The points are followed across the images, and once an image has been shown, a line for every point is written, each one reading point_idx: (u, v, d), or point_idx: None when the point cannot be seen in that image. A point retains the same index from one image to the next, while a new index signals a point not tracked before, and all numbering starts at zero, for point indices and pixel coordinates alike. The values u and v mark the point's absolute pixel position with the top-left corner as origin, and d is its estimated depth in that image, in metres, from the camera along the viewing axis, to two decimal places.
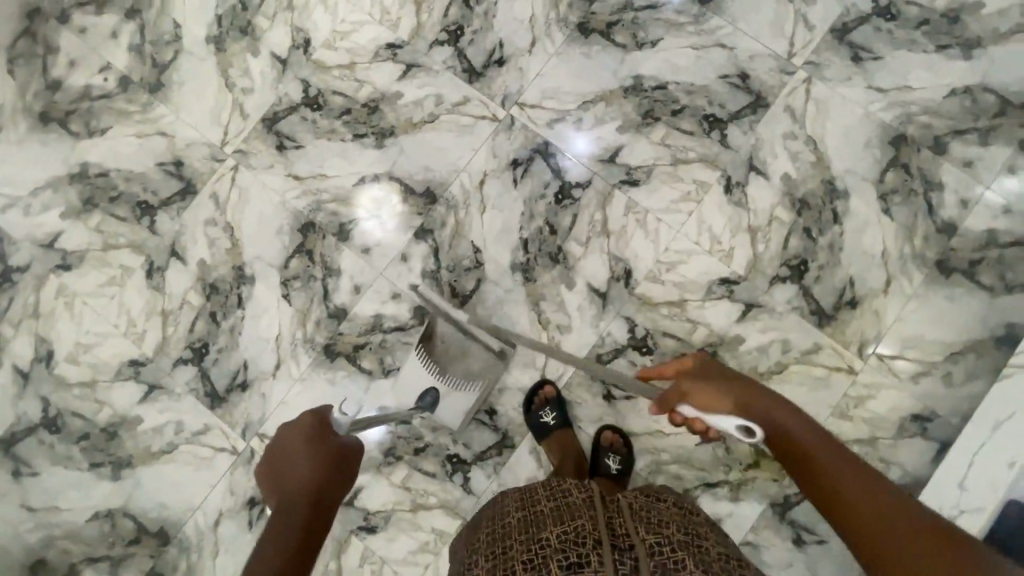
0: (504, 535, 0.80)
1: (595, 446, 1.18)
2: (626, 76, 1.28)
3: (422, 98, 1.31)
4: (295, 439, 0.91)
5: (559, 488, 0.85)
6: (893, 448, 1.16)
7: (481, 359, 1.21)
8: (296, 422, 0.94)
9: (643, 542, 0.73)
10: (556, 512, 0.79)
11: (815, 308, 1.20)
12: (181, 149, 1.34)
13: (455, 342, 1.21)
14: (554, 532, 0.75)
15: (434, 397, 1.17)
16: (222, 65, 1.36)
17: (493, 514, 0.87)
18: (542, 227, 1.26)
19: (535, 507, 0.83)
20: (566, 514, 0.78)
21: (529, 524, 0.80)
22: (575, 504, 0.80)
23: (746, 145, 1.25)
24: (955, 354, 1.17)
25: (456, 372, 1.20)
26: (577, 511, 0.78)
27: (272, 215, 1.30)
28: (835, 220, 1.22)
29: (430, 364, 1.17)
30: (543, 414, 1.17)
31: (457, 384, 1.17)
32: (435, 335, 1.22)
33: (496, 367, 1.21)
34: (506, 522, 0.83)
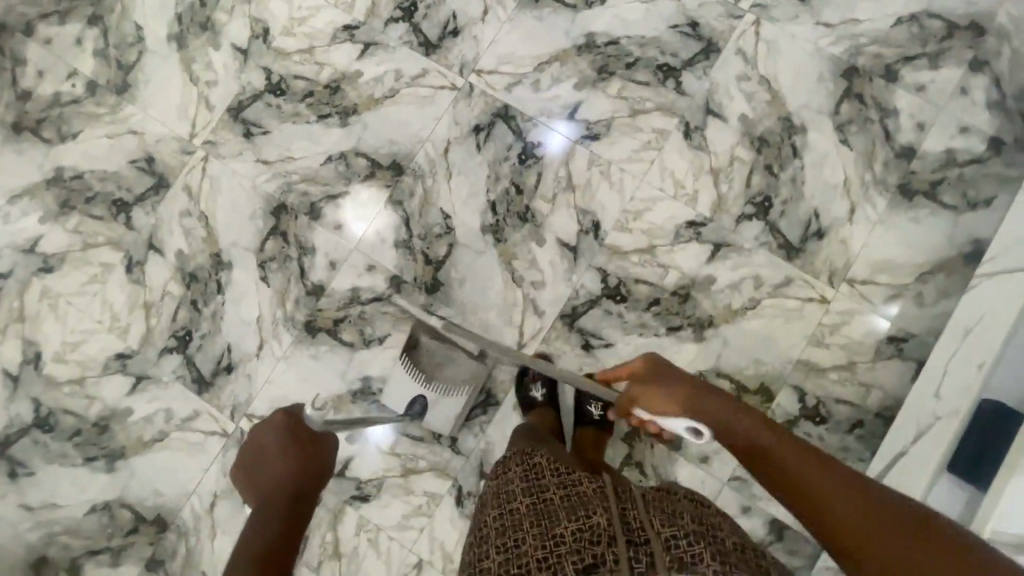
0: (515, 526, 0.75)
1: (577, 394, 1.19)
2: (578, 35, 1.30)
3: (382, 75, 1.34)
4: (266, 437, 0.84)
5: (570, 477, 0.78)
6: (871, 372, 1.16)
7: (467, 366, 1.19)
8: (266, 421, 0.87)
9: (660, 536, 0.67)
10: (569, 504, 0.73)
11: (783, 242, 1.21)
12: (152, 145, 1.36)
13: (439, 348, 1.19)
14: (570, 528, 0.69)
15: (422, 406, 1.18)
16: (186, 62, 1.39)
17: (497, 497, 0.82)
18: (508, 188, 1.28)
19: (544, 497, 0.77)
20: (579, 506, 0.72)
21: (542, 514, 0.74)
22: (587, 495, 0.74)
23: (701, 90, 1.27)
24: (925, 274, 1.17)
25: (442, 380, 1.20)
26: (591, 504, 0.72)
27: (245, 200, 1.32)
28: (795, 154, 1.23)
29: (415, 374, 1.18)
30: (532, 390, 1.17)
31: (442, 394, 1.18)
32: (418, 341, 1.19)
33: (482, 374, 1.19)
34: (513, 509, 0.77)
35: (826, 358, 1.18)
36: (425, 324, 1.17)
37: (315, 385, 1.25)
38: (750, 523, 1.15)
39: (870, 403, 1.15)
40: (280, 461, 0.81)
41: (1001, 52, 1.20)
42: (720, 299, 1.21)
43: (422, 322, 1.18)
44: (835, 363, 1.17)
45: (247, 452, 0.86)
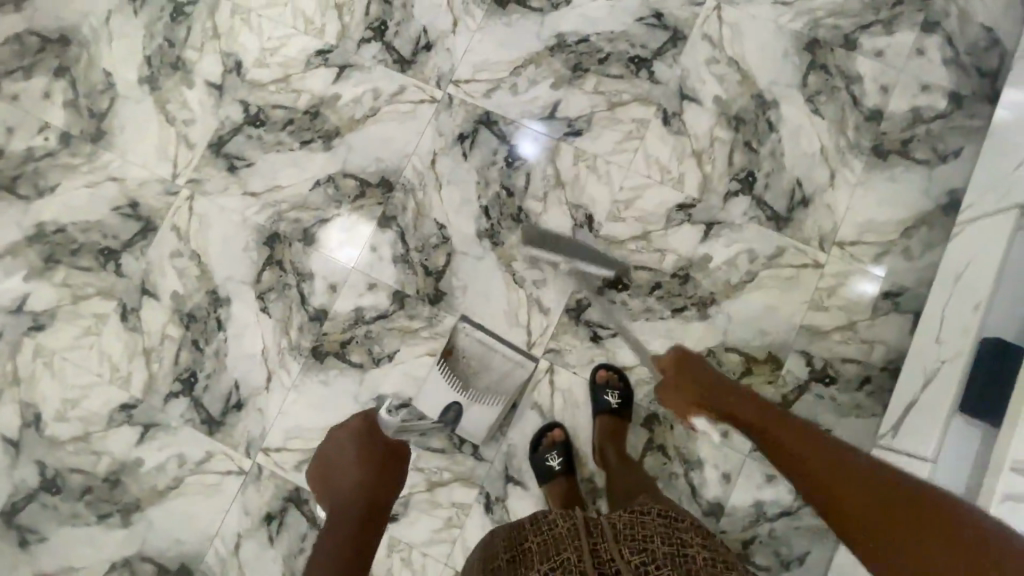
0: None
1: (591, 385, 1.20)
2: (549, 36, 1.33)
3: (360, 95, 1.35)
4: (346, 445, 0.79)
5: (545, 518, 0.77)
6: (871, 328, 1.20)
7: (507, 372, 1.24)
8: (341, 427, 0.84)
9: (630, 566, 0.67)
10: (542, 545, 0.73)
11: (771, 214, 1.25)
12: (134, 190, 1.35)
13: (479, 354, 1.24)
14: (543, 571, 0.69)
15: (458, 410, 1.19)
16: (160, 103, 1.38)
17: (485, 551, 0.80)
18: (499, 192, 1.29)
19: (522, 542, 0.76)
20: (553, 547, 0.72)
21: (523, 560, 0.73)
22: (560, 533, 0.73)
23: (673, 77, 1.30)
24: (908, 229, 1.22)
25: (477, 387, 1.22)
26: (564, 544, 0.71)
27: (236, 234, 1.31)
28: (771, 129, 1.27)
29: (452, 379, 1.20)
30: (549, 457, 1.16)
31: (479, 400, 1.19)
32: (455, 349, 1.25)
33: (520, 380, 1.23)
34: (497, 561, 0.76)
35: (827, 320, 1.21)
36: (470, 328, 1.24)
37: (330, 410, 1.24)
38: (778, 492, 1.16)
39: (875, 358, 1.19)
40: (351, 478, 0.74)
41: (949, 12, 1.27)
42: (719, 275, 1.24)
43: (465, 327, 1.24)
44: (836, 324, 1.21)
45: (323, 460, 0.80)
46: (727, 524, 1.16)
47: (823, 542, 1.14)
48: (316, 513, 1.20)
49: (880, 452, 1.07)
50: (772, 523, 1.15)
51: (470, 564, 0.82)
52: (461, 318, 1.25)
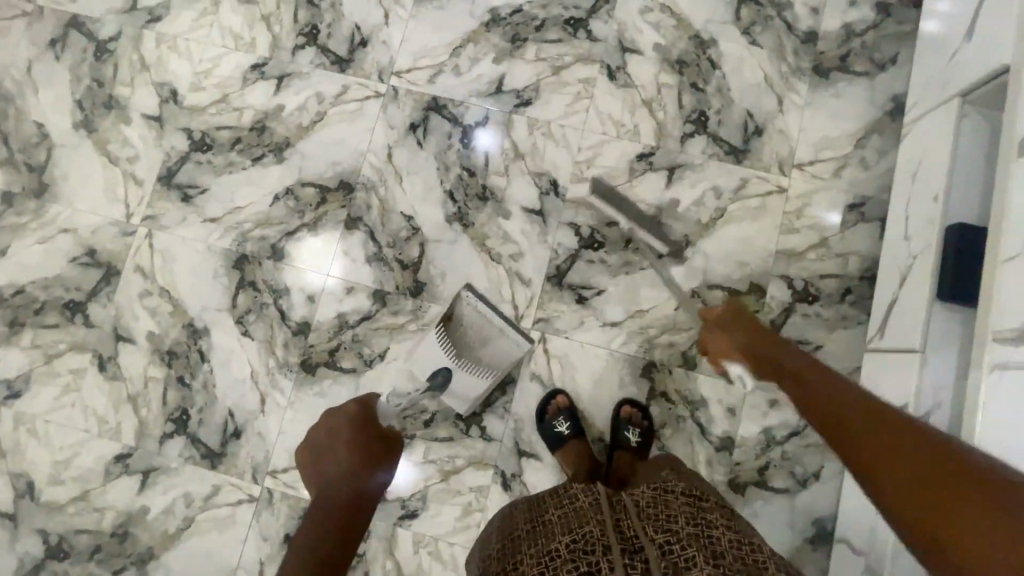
0: (518, 546, 0.75)
1: (615, 417, 1.17)
2: (482, 13, 1.33)
3: (304, 102, 1.33)
4: (337, 425, 0.80)
5: (567, 493, 0.78)
6: (843, 241, 1.23)
7: (504, 350, 1.16)
8: (339, 408, 0.86)
9: (654, 544, 0.67)
10: (564, 519, 0.74)
11: (729, 149, 1.27)
12: (89, 237, 1.31)
13: (479, 328, 1.15)
14: (565, 542, 0.70)
15: (443, 380, 1.13)
16: (100, 145, 1.34)
17: (502, 528, 0.82)
18: (460, 173, 1.28)
19: (542, 516, 0.78)
20: (575, 520, 0.73)
21: (542, 531, 0.74)
22: (582, 507, 0.74)
23: (611, 32, 1.31)
24: (861, 140, 1.25)
25: (472, 357, 1.15)
26: (586, 517, 0.72)
27: (203, 262, 1.28)
28: (714, 66, 1.29)
29: (449, 346, 1.12)
30: (558, 424, 1.16)
31: (473, 372, 1.13)
32: (454, 315, 1.15)
33: (516, 361, 1.18)
34: (516, 534, 0.77)
35: (801, 241, 1.23)
36: (474, 300, 1.14)
37: None
38: (783, 414, 1.18)
39: (852, 269, 1.22)
40: (343, 459, 0.72)
41: None
42: (689, 217, 1.25)
43: (469, 298, 1.15)
44: (810, 244, 1.23)
45: (313, 445, 0.79)
46: (741, 456, 1.18)
47: (835, 454, 1.16)
48: None
49: (871, 356, 1.09)
50: (783, 446, 1.17)
51: (489, 535, 0.85)
52: (466, 288, 1.15)
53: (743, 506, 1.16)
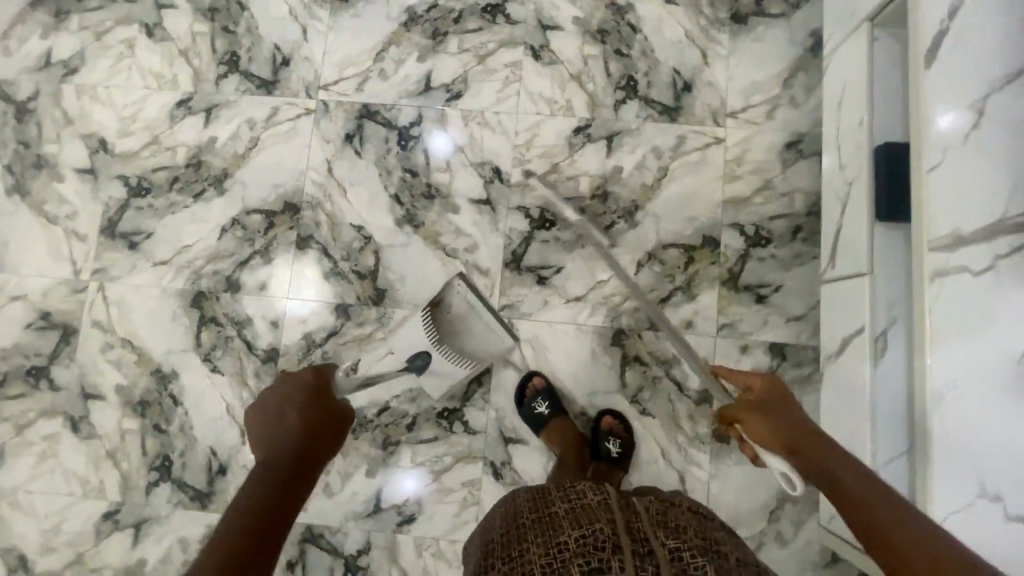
0: (520, 538, 0.70)
1: (595, 428, 1.18)
2: (399, 14, 1.33)
3: (236, 130, 1.31)
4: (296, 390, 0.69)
5: (574, 490, 0.74)
6: (786, 180, 1.25)
7: (486, 342, 1.17)
8: (295, 377, 0.71)
9: (665, 549, 0.63)
10: (570, 514, 0.69)
11: (662, 108, 1.28)
12: (41, 300, 1.28)
13: (466, 317, 1.17)
14: (573, 536, 0.65)
15: (423, 362, 1.14)
16: (37, 206, 1.32)
17: (506, 513, 0.77)
18: (403, 176, 1.28)
19: (547, 507, 0.72)
20: (583, 515, 0.68)
21: (548, 522, 0.69)
22: (589, 504, 0.69)
23: (529, 13, 1.32)
24: (787, 80, 1.27)
25: (453, 345, 1.16)
26: (596, 514, 0.67)
27: (160, 306, 1.27)
28: (634, 30, 1.30)
29: (431, 330, 1.14)
30: (536, 404, 1.16)
31: (451, 359, 1.14)
32: (443, 302, 1.17)
33: (496, 355, 1.18)
34: (518, 523, 0.72)
35: (745, 187, 1.25)
36: (464, 288, 1.16)
37: None
38: (755, 358, 1.20)
39: (798, 207, 1.24)
40: (291, 432, 0.63)
41: None
42: (634, 181, 1.26)
43: (460, 286, 1.16)
44: (754, 188, 1.25)
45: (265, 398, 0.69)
46: None
47: (810, 388, 1.19)
48: (335, 542, 1.18)
49: (826, 286, 1.11)
50: None
51: (484, 527, 0.80)
52: (457, 277, 1.17)
53: (731, 454, 1.18)
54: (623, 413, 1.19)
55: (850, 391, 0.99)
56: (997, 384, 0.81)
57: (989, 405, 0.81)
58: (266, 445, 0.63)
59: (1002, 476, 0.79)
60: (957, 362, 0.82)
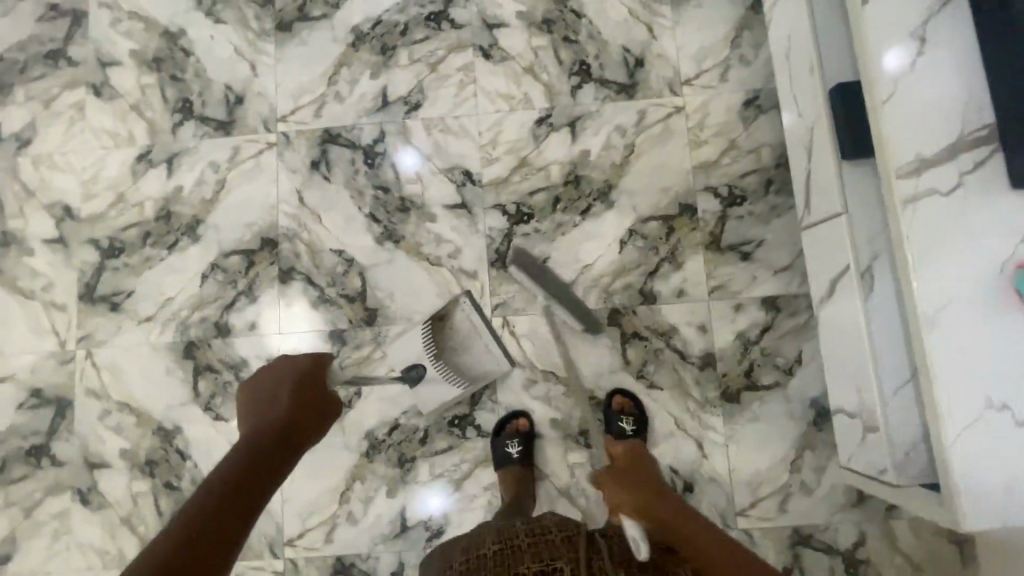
0: (482, 565, 0.83)
1: (607, 408, 1.19)
2: (345, 35, 1.33)
3: (201, 176, 1.31)
4: (285, 378, 0.77)
5: (540, 525, 0.88)
6: (750, 137, 1.27)
7: (483, 362, 1.17)
8: (286, 362, 0.79)
9: None
10: (533, 546, 0.84)
11: (618, 87, 1.30)
12: (28, 378, 1.26)
13: (467, 336, 1.16)
14: (533, 568, 0.80)
15: (419, 372, 1.14)
16: (9, 284, 1.29)
17: (471, 535, 0.92)
18: (376, 194, 1.28)
19: (513, 538, 0.86)
20: (546, 549, 0.83)
21: (510, 557, 0.82)
22: (552, 542, 0.84)
23: (472, 14, 1.33)
24: (735, 40, 1.29)
25: (450, 361, 1.15)
26: (557, 548, 0.83)
27: (152, 363, 1.25)
28: (578, 15, 1.32)
29: (429, 344, 1.14)
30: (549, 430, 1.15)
31: (444, 374, 1.14)
32: (447, 317, 1.17)
33: (492, 374, 1.18)
34: (483, 554, 0.84)
35: (712, 150, 1.27)
36: (469, 307, 1.15)
37: (329, 471, 1.20)
38: (750, 314, 1.21)
39: (766, 161, 1.26)
40: (277, 416, 0.72)
41: None
42: (603, 162, 1.27)
43: (465, 305, 1.16)
44: (721, 150, 1.27)
45: (256, 382, 0.78)
46: (724, 367, 1.20)
47: (808, 334, 1.20)
48: (368, 569, 1.17)
49: (806, 233, 1.13)
50: (760, 344, 1.20)
51: (443, 552, 0.91)
52: (464, 296, 1.16)
53: (743, 412, 1.19)
54: (631, 392, 1.20)
55: (847, 329, 1.01)
56: (990, 298, 0.83)
57: (986, 323, 0.83)
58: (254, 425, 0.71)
59: (1004, 382, 0.81)
60: (949, 287, 0.84)
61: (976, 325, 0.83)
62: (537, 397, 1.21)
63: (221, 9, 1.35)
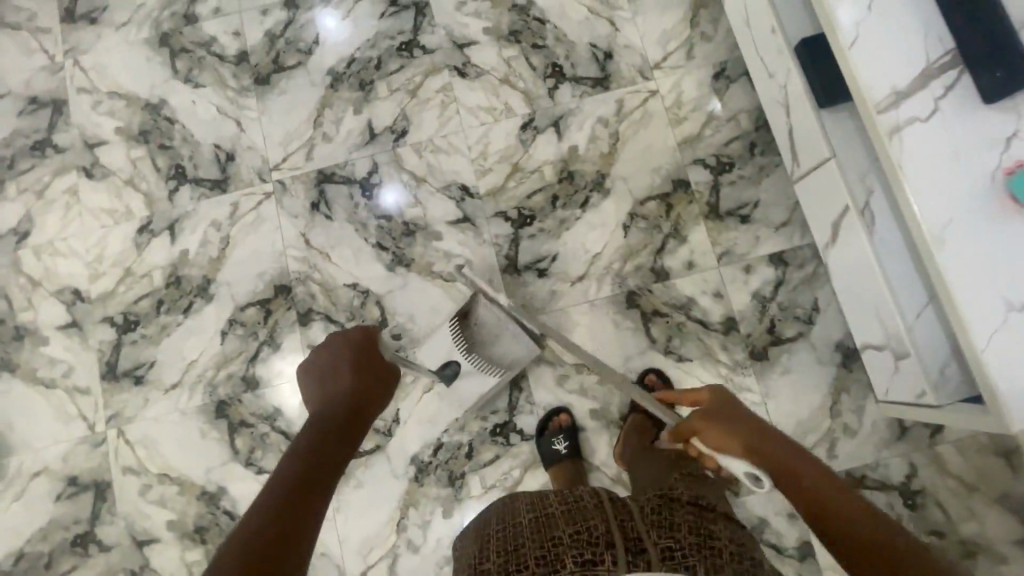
0: (517, 534, 0.75)
1: (638, 380, 1.21)
2: (323, 78, 1.38)
3: (204, 236, 1.32)
4: (345, 351, 0.86)
5: (573, 494, 0.80)
6: (726, 107, 1.32)
7: (512, 353, 1.15)
8: (344, 337, 0.88)
9: (656, 547, 0.67)
10: (566, 511, 0.76)
11: (592, 81, 1.35)
12: (61, 467, 1.24)
13: (492, 328, 1.14)
14: (567, 530, 0.71)
15: (454, 368, 1.17)
16: (29, 376, 1.29)
17: (500, 511, 0.83)
18: (379, 223, 1.31)
19: (547, 509, 0.78)
20: (578, 513, 0.74)
21: (545, 525, 0.75)
22: (584, 508, 0.75)
23: (441, 38, 1.38)
24: (693, 20, 1.36)
25: (480, 354, 1.14)
26: (590, 513, 0.73)
27: (186, 428, 1.25)
28: (542, 21, 1.37)
29: (459, 340, 1.14)
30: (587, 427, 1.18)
31: (479, 366, 1.14)
32: (472, 311, 1.14)
33: (524, 360, 1.16)
34: (518, 522, 0.77)
35: (693, 125, 1.32)
36: (491, 300, 1.11)
37: (381, 504, 1.19)
38: (762, 273, 1.25)
39: (746, 125, 1.31)
40: (346, 384, 0.81)
41: None
42: (592, 154, 1.31)
43: (483, 300, 1.11)
44: (701, 123, 1.32)
45: (315, 364, 0.86)
46: (747, 328, 1.23)
47: (820, 282, 1.24)
48: None
49: (799, 186, 1.18)
50: (776, 300, 1.24)
51: (481, 525, 0.83)
52: (482, 290, 1.11)
53: (775, 368, 1.21)
54: (661, 369, 1.22)
55: (858, 270, 1.04)
56: (991, 212, 0.87)
57: (990, 235, 0.86)
58: (325, 396, 0.80)
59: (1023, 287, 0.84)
60: (949, 210, 0.87)
61: (982, 241, 0.86)
62: (572, 391, 1.22)
63: (197, 74, 1.40)
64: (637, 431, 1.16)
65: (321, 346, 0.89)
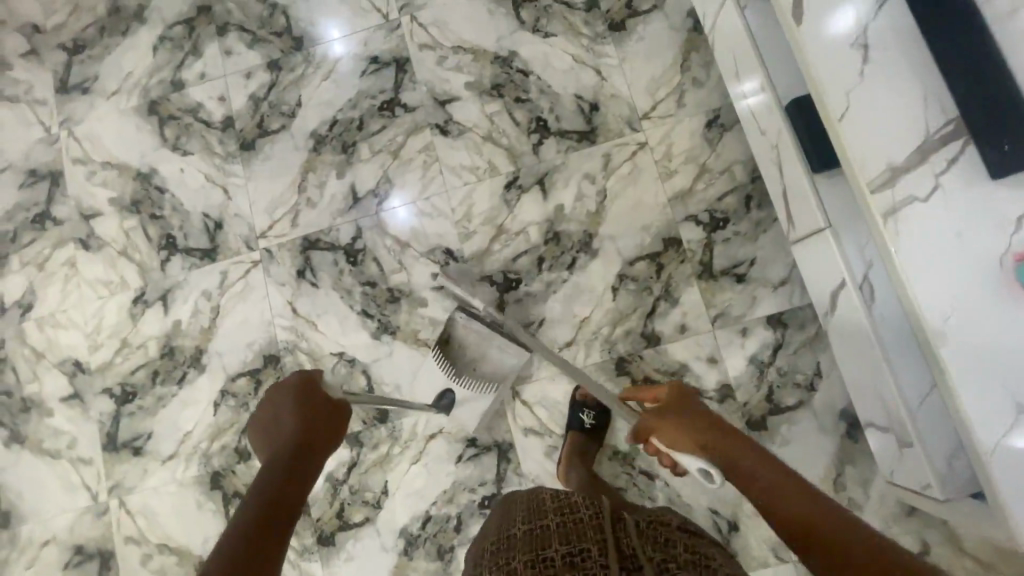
0: (509, 549, 0.72)
1: (571, 403, 1.19)
2: (307, 142, 1.37)
3: (195, 306, 1.34)
4: (286, 400, 0.88)
5: (568, 501, 0.77)
6: (720, 158, 1.26)
7: (502, 364, 1.20)
8: (282, 386, 0.91)
9: (651, 563, 0.64)
10: (562, 527, 0.71)
11: (578, 134, 1.30)
12: (69, 536, 1.29)
13: (476, 344, 1.19)
14: (560, 549, 0.67)
15: (450, 398, 1.19)
16: (37, 446, 1.33)
17: (500, 522, 0.81)
18: (364, 291, 1.30)
19: (541, 520, 0.74)
20: (574, 531, 0.70)
21: (538, 537, 0.72)
22: (579, 524, 0.71)
23: (423, 95, 1.35)
24: (684, 66, 1.30)
25: (471, 373, 1.19)
26: (584, 531, 0.69)
27: (183, 500, 1.27)
28: (525, 72, 1.33)
29: (444, 367, 1.18)
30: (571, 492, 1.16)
31: (472, 389, 1.17)
32: (451, 333, 1.19)
33: (514, 372, 1.19)
34: (512, 536, 0.74)
35: (684, 178, 1.26)
36: (465, 318, 1.16)
37: None
38: (759, 336, 1.19)
39: (741, 178, 1.25)
40: (291, 429, 0.84)
41: None
42: (579, 211, 1.27)
43: (461, 319, 1.17)
44: (693, 175, 1.26)
45: (264, 422, 0.90)
46: (744, 395, 1.18)
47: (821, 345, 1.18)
48: None
49: (795, 246, 1.10)
50: (774, 365, 1.18)
51: (481, 540, 0.82)
52: (458, 311, 1.16)
53: (773, 439, 1.16)
54: None
55: (860, 344, 0.96)
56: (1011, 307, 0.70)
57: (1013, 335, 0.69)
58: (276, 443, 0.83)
59: None
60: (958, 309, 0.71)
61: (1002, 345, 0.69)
62: None
63: (185, 141, 1.41)
64: (578, 453, 1.15)
65: (270, 396, 0.93)
